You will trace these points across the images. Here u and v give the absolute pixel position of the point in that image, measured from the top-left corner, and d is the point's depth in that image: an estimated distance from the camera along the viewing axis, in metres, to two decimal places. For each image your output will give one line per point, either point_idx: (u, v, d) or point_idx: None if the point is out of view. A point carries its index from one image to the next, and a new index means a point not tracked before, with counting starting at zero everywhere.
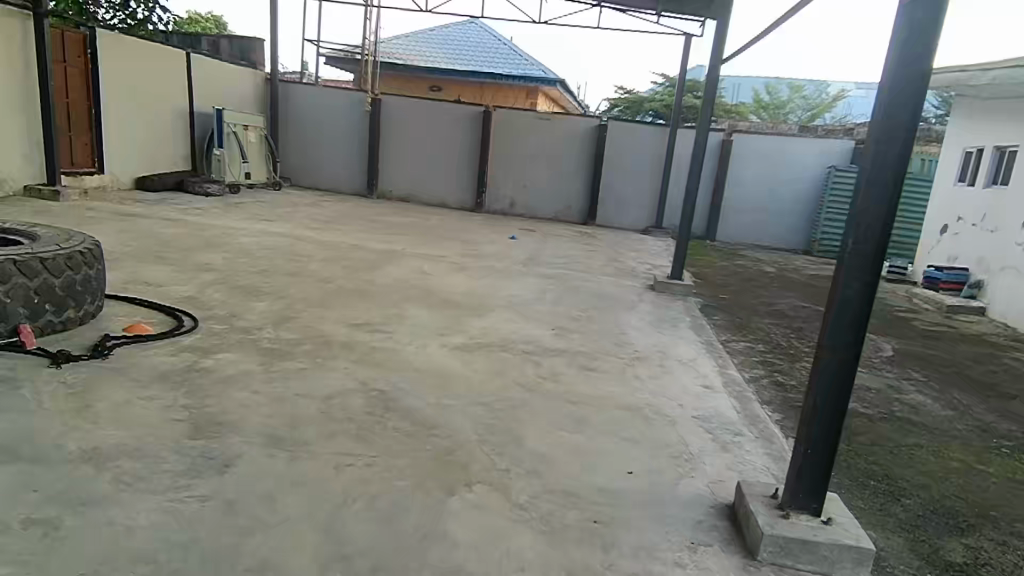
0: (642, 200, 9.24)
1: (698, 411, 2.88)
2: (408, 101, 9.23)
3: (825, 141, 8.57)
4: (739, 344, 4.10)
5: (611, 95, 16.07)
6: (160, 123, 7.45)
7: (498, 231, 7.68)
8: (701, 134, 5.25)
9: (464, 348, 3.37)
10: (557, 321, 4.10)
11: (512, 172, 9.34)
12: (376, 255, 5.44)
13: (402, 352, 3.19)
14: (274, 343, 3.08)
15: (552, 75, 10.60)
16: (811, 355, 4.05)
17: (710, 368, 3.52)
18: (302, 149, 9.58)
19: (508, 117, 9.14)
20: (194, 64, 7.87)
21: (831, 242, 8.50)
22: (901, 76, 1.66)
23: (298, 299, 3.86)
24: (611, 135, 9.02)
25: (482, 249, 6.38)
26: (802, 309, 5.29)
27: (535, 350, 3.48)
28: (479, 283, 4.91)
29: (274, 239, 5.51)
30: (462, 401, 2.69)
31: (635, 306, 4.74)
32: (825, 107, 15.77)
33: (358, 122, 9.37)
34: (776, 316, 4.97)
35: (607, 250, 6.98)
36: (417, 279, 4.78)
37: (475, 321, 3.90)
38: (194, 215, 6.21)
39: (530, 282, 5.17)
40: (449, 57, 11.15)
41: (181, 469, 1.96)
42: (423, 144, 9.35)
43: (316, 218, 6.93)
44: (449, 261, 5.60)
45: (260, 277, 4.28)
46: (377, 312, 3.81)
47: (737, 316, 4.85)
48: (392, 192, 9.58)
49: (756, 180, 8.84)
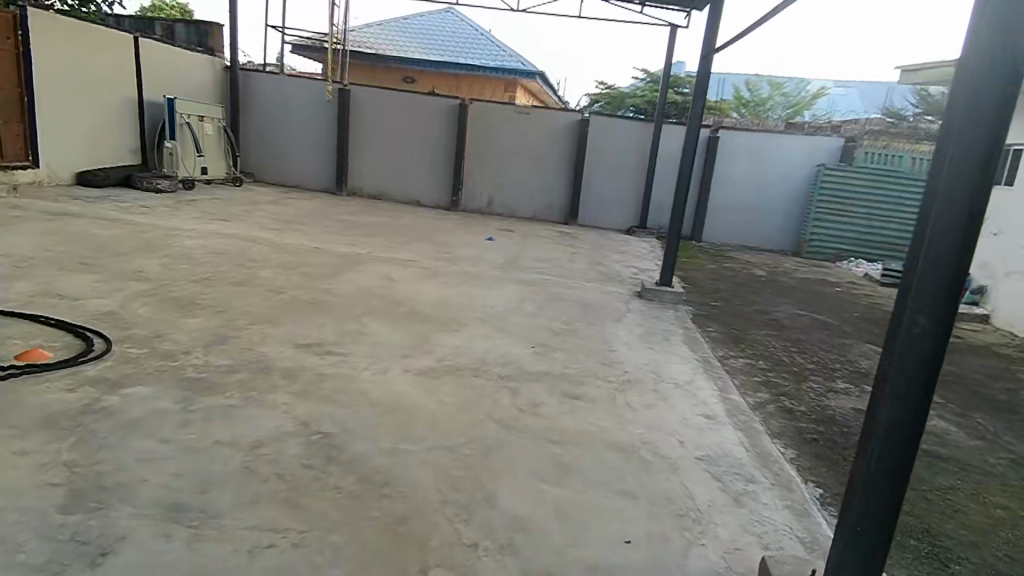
0: (626, 199, 8.85)
1: (702, 451, 2.46)
2: (379, 93, 8.69)
3: (814, 138, 8.26)
4: (738, 361, 3.70)
5: (591, 90, 15.63)
6: (104, 114, 6.83)
7: (474, 232, 7.21)
8: (693, 128, 4.83)
9: (431, 374, 2.91)
10: (538, 337, 3.67)
11: (489, 168, 8.87)
12: (338, 260, 4.94)
13: (355, 379, 2.72)
14: (201, 373, 2.59)
15: (531, 67, 10.14)
16: (817, 373, 3.66)
17: (710, 392, 3.10)
18: (265, 142, 9.00)
19: (485, 110, 8.67)
20: (143, 50, 7.23)
21: (820, 243, 8.16)
22: (987, 45, 1.20)
23: (241, 314, 3.36)
24: (592, 130, 8.60)
25: (457, 252, 5.91)
26: (799, 318, 4.91)
27: (512, 374, 3.04)
28: (453, 292, 4.46)
29: (224, 241, 4.98)
30: (423, 444, 2.23)
31: (622, 317, 4.32)
32: (807, 103, 15.46)
33: (325, 114, 8.81)
34: (773, 326, 4.59)
35: (589, 253, 6.57)
36: (383, 287, 4.31)
37: (445, 338, 3.44)
38: (138, 213, 5.63)
39: (507, 289, 4.72)
40: (423, 47, 10.62)
41: (39, 562, 1.47)
42: (395, 138, 8.83)
43: (277, 218, 6.40)
44: (419, 266, 5.12)
45: (200, 286, 3.76)
46: (332, 328, 3.33)
47: (733, 327, 4.46)
48: (362, 189, 9.05)
49: (743, 178, 8.50)
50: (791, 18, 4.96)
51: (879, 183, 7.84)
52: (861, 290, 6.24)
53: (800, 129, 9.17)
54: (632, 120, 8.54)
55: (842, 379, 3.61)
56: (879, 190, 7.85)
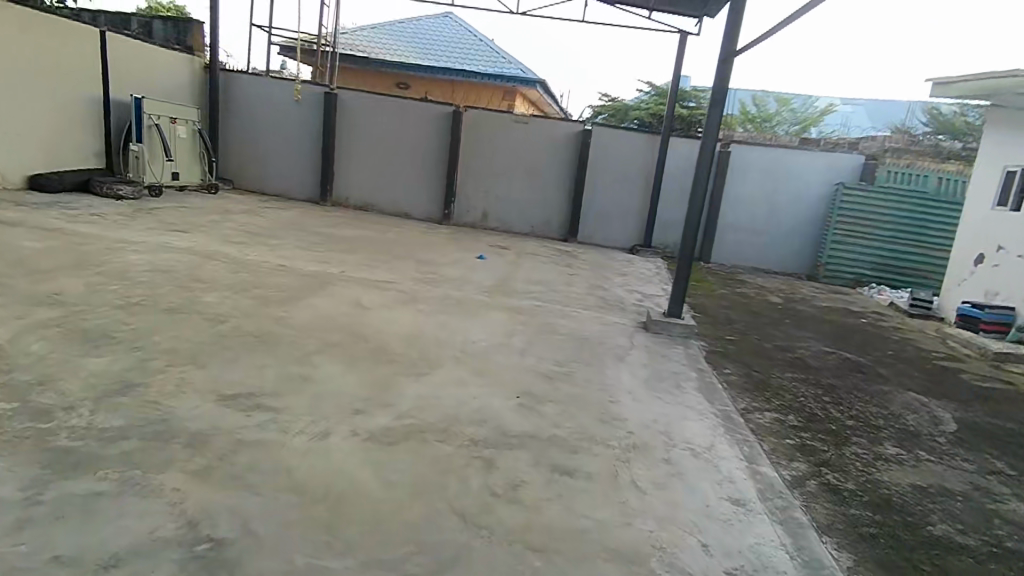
0: (630, 216, 8.26)
1: (732, 563, 1.84)
2: (368, 97, 8.14)
3: (832, 154, 7.67)
4: (765, 417, 3.08)
5: (594, 102, 15.08)
6: (63, 113, 6.25)
7: (464, 249, 6.61)
8: (710, 139, 4.24)
9: (384, 438, 2.29)
10: (525, 384, 3.05)
11: (483, 180, 8.29)
12: (304, 280, 4.34)
13: (283, 448, 2.11)
14: (78, 440, 1.98)
15: (531, 75, 9.56)
16: (859, 434, 3.04)
17: (735, 465, 2.48)
18: (246, 149, 8.45)
19: (480, 118, 8.11)
20: (111, 46, 6.65)
21: (838, 268, 7.56)
22: None
23: (162, 352, 2.75)
24: (594, 141, 8.03)
25: (441, 272, 5.30)
26: (825, 357, 4.30)
27: (487, 438, 2.42)
28: (430, 321, 3.85)
29: (174, 257, 4.39)
30: (352, 559, 1.61)
31: (626, 356, 3.70)
32: (815, 119, 14.93)
33: (309, 119, 8.25)
34: (799, 368, 3.98)
35: (589, 275, 5.97)
36: (349, 315, 3.70)
37: (410, 385, 2.83)
38: (85, 223, 5.04)
39: (494, 319, 4.11)
40: (418, 52, 10.07)
41: None
42: (384, 146, 8.27)
43: (245, 228, 5.81)
44: (395, 289, 4.52)
45: (123, 314, 3.16)
46: (271, 372, 2.72)
47: (754, 369, 3.84)
48: (348, 200, 8.47)
49: (755, 196, 7.93)
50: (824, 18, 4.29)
51: (904, 204, 7.24)
52: (888, 322, 5.63)
53: (815, 144, 8.58)
54: (637, 132, 7.98)
55: (891, 442, 2.98)
56: (903, 212, 7.26)
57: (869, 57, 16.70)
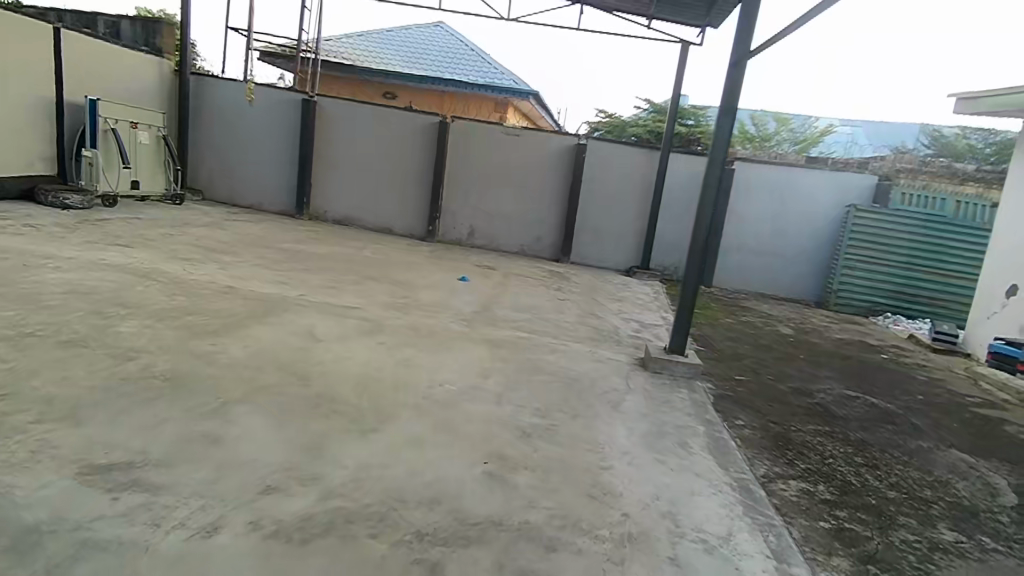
0: (627, 236, 7.73)
1: None
2: (349, 105, 7.64)
3: (842, 175, 7.18)
4: (791, 489, 2.52)
5: (591, 119, 14.64)
6: (10, 115, 5.63)
7: (446, 269, 6.06)
8: (718, 153, 3.71)
9: (296, 531, 1.71)
10: (496, 443, 2.47)
11: (471, 195, 7.77)
12: (252, 304, 3.77)
13: (145, 555, 1.53)
14: None
15: (525, 86, 9.02)
16: (907, 512, 2.47)
17: (761, 567, 1.91)
18: (218, 157, 7.92)
19: (468, 129, 7.60)
20: (67, 44, 6.09)
21: (850, 295, 7.03)
22: None
23: (33, 403, 2.18)
24: (589, 156, 7.52)
25: (415, 295, 4.73)
26: (849, 403, 3.74)
27: (438, 528, 1.85)
28: (392, 357, 3.28)
29: (103, 276, 3.83)
30: None
31: (620, 403, 3.14)
32: (816, 138, 14.44)
33: (286, 127, 7.72)
34: (822, 418, 3.42)
35: (582, 301, 5.42)
36: (294, 349, 3.13)
37: (349, 445, 2.25)
38: (14, 234, 4.48)
39: (469, 354, 3.54)
40: (406, 61, 9.55)
41: None
42: (365, 157, 7.75)
43: (201, 242, 5.26)
44: (358, 315, 3.95)
45: (6, 348, 2.59)
46: (169, 432, 2.14)
47: (771, 420, 3.28)
48: (326, 213, 7.93)
49: (760, 217, 7.41)
50: (852, 21, 3.76)
51: (920, 228, 6.73)
52: (912, 359, 5.08)
53: (823, 164, 8.10)
54: (635, 147, 7.49)
55: (946, 524, 2.42)
56: (918, 237, 6.75)
57: (872, 77, 16.23)
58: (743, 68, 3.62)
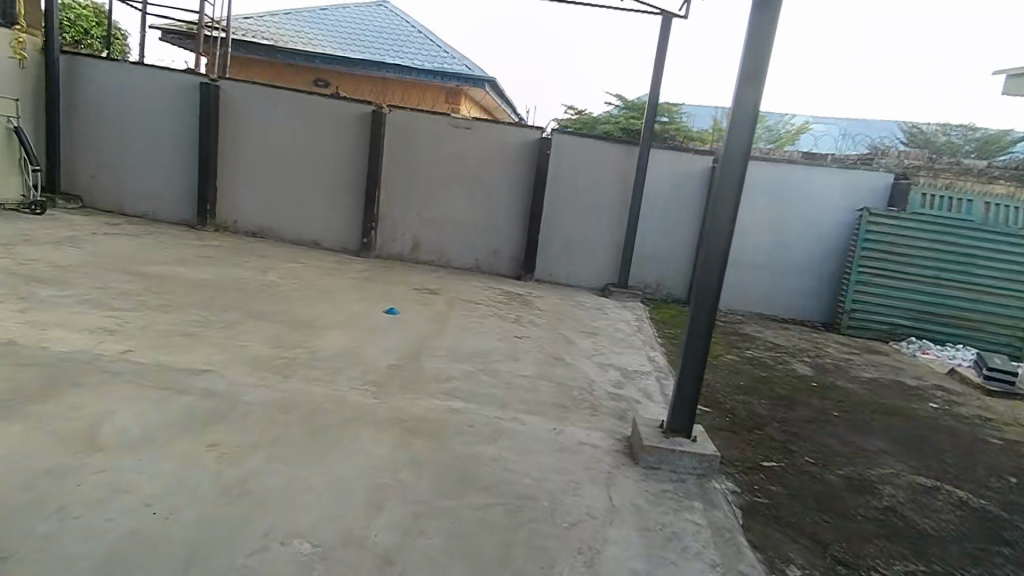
0: (602, 248, 6.51)
1: None
2: (262, 90, 6.27)
3: (851, 172, 6.08)
4: None
5: (559, 116, 13.19)
6: None
7: (371, 297, 4.74)
8: (739, 141, 2.38)
9: None
10: None
11: (414, 199, 6.46)
12: (22, 376, 2.41)
13: None
14: None
15: (478, 71, 7.70)
16: None
17: None
18: (100, 155, 6.44)
19: (409, 120, 6.30)
20: None
21: (865, 317, 5.93)
22: None
23: None
24: (555, 152, 6.29)
25: (312, 340, 3.42)
26: (931, 507, 2.55)
27: None
28: (220, 473, 1.97)
29: None
30: None
31: (599, 551, 1.87)
32: (791, 137, 12.55)
33: (183, 118, 6.30)
34: (910, 548, 2.20)
35: (545, 339, 4.14)
36: (32, 479, 1.79)
37: None
38: None
39: (358, 453, 2.25)
40: (340, 43, 8.15)
41: None
42: (284, 154, 6.38)
43: (23, 267, 3.84)
44: (202, 381, 2.62)
45: None
46: None
47: (840, 562, 2.05)
48: (237, 224, 6.53)
49: (757, 223, 6.28)
50: None
51: (943, 236, 5.71)
52: (970, 409, 3.92)
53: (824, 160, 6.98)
54: (607, 140, 6.28)
55: None
56: (942, 247, 5.72)
57: None
58: (773, 8, 2.30)
